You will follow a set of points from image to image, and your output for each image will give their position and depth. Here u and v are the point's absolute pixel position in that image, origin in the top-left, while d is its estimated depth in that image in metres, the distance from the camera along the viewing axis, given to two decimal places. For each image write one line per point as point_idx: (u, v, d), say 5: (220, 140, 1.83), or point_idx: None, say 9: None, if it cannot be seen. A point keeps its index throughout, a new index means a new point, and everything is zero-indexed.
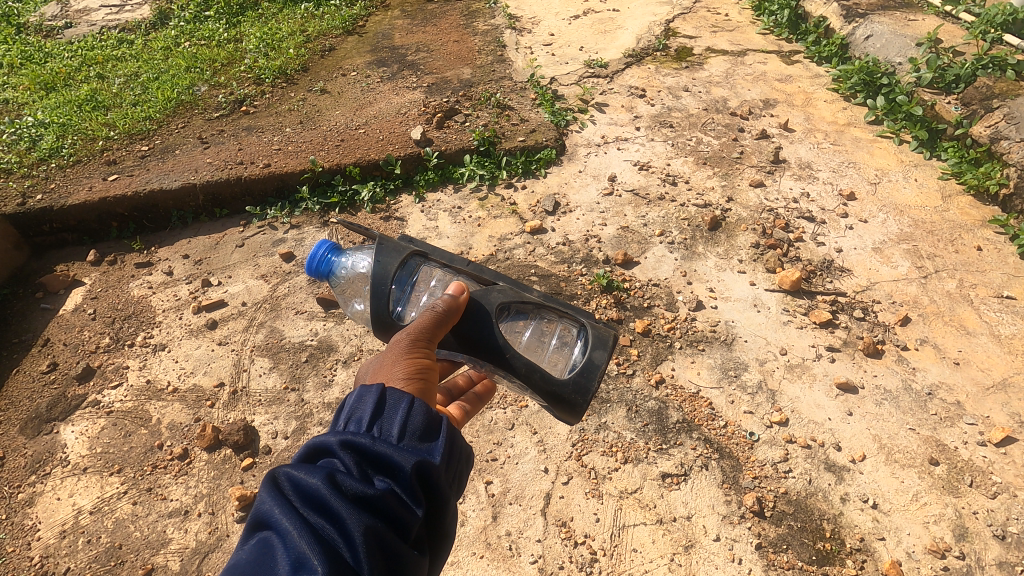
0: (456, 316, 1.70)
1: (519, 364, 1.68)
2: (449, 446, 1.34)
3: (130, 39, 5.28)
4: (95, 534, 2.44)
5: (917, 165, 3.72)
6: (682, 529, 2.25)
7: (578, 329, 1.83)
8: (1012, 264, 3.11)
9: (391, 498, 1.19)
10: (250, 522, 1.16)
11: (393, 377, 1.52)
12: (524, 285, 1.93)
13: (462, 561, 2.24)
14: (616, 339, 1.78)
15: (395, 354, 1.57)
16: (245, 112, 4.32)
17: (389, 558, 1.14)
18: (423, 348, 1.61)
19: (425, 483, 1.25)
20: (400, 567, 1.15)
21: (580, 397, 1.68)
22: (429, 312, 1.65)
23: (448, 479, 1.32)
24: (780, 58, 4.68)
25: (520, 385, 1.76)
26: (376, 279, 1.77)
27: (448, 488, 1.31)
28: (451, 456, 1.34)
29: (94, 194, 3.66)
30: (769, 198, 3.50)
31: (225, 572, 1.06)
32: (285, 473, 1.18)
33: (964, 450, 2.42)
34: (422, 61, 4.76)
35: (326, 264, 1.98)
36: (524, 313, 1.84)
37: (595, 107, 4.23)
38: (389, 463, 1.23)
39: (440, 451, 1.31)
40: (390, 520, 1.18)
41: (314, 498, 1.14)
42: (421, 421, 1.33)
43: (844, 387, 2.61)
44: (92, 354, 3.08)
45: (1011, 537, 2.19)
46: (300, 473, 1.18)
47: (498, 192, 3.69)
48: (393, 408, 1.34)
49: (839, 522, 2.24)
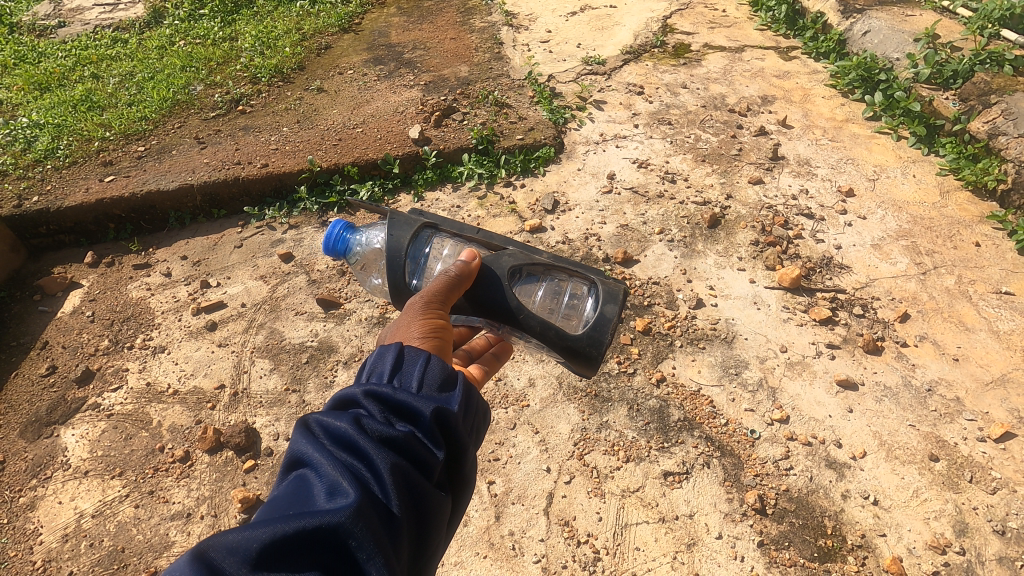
0: (468, 281, 1.77)
1: (534, 323, 1.77)
2: (465, 398, 1.45)
3: (124, 38, 5.24)
4: (97, 538, 2.43)
5: (916, 161, 3.72)
6: (684, 528, 2.26)
7: (589, 286, 1.89)
8: (1010, 260, 3.13)
9: (414, 439, 1.29)
10: (284, 464, 1.26)
11: (410, 337, 1.59)
12: (532, 249, 1.98)
13: (465, 561, 2.24)
14: (626, 293, 1.85)
15: (410, 316, 1.64)
16: (241, 111, 4.29)
17: (413, 491, 1.24)
18: (437, 310, 1.68)
19: (444, 427, 1.36)
20: (424, 501, 1.26)
21: (595, 349, 1.77)
22: (442, 278, 1.72)
23: (465, 427, 1.41)
24: (777, 54, 4.68)
25: (537, 343, 1.85)
26: (390, 252, 1.83)
27: (466, 434, 1.41)
28: (467, 406, 1.45)
29: (91, 195, 3.64)
30: (768, 195, 3.51)
31: (265, 503, 1.16)
32: (315, 417, 1.28)
33: (965, 445, 2.43)
34: (419, 59, 4.74)
35: (342, 242, 2.00)
36: (535, 275, 1.90)
37: (593, 105, 4.23)
38: (410, 410, 1.33)
39: (456, 401, 1.41)
40: (414, 459, 1.28)
41: (343, 438, 1.25)
42: (439, 375, 1.44)
43: (845, 383, 2.61)
44: (92, 357, 3.07)
45: (1010, 533, 2.20)
46: (329, 417, 1.28)
47: (497, 191, 3.68)
48: (411, 363, 1.44)
49: (841, 519, 2.26)
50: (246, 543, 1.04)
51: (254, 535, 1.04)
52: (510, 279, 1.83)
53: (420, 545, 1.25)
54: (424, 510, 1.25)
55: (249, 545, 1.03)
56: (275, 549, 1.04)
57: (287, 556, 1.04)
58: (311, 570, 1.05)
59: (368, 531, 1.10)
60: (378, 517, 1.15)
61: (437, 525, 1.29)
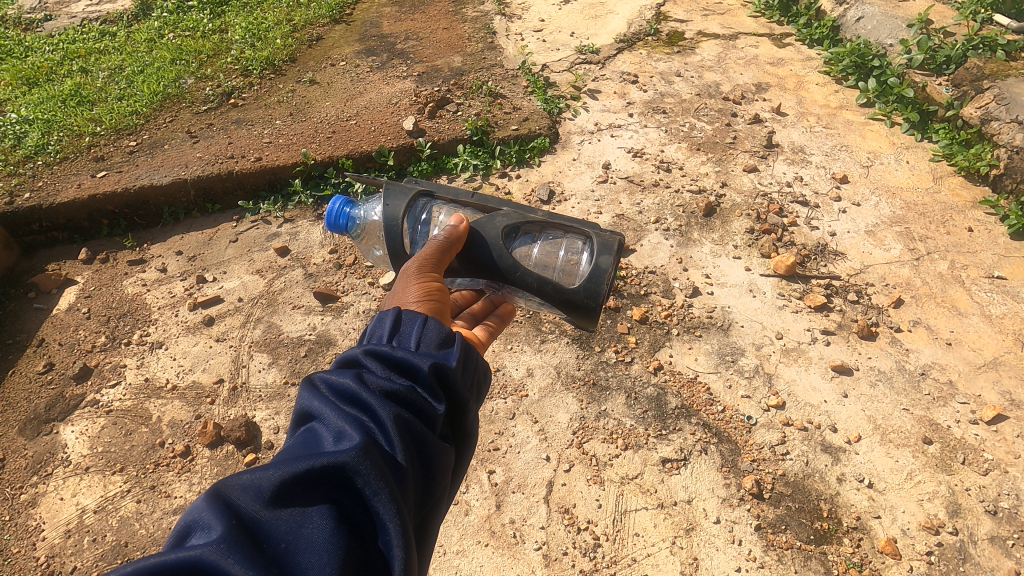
0: (458, 245, 1.82)
1: (530, 280, 1.80)
2: (463, 355, 1.49)
3: (112, 32, 5.17)
4: (100, 533, 2.44)
5: (909, 147, 3.73)
6: (683, 513, 2.29)
7: (585, 241, 1.88)
8: (1003, 244, 3.15)
9: (414, 392, 1.33)
10: (295, 419, 1.32)
11: (407, 300, 1.66)
12: (528, 207, 1.99)
13: (467, 550, 2.27)
14: (621, 243, 1.82)
15: (406, 281, 1.71)
16: (233, 104, 4.26)
17: (416, 439, 1.29)
18: (432, 274, 1.74)
19: (443, 381, 1.40)
20: (428, 448, 1.30)
21: (592, 301, 1.77)
22: (432, 243, 1.78)
23: (464, 382, 1.46)
24: (771, 41, 4.66)
25: (539, 301, 1.89)
26: (387, 222, 1.86)
27: (465, 389, 1.45)
28: (465, 362, 1.49)
29: (83, 191, 3.61)
30: (763, 182, 3.52)
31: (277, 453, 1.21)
32: (320, 376, 1.34)
33: (958, 428, 2.47)
34: (412, 49, 4.71)
35: (344, 218, 2.04)
36: (532, 234, 1.92)
37: (587, 95, 4.21)
38: (409, 365, 1.37)
39: (454, 357, 1.46)
40: (415, 410, 1.32)
41: (346, 393, 1.30)
42: (436, 334, 1.49)
43: (840, 368, 2.64)
44: (89, 354, 3.06)
45: (1002, 513, 2.24)
46: (332, 375, 1.33)
47: (493, 182, 3.68)
48: (409, 324, 1.50)
49: (836, 502, 2.29)
50: (261, 483, 1.10)
51: (266, 476, 1.11)
52: (507, 239, 1.86)
53: (426, 490, 1.29)
54: (427, 457, 1.30)
55: (262, 485, 1.09)
56: (287, 487, 1.10)
57: (298, 494, 1.10)
58: (322, 506, 1.11)
59: (373, 470, 1.15)
60: (383, 458, 1.19)
61: (442, 472, 1.34)
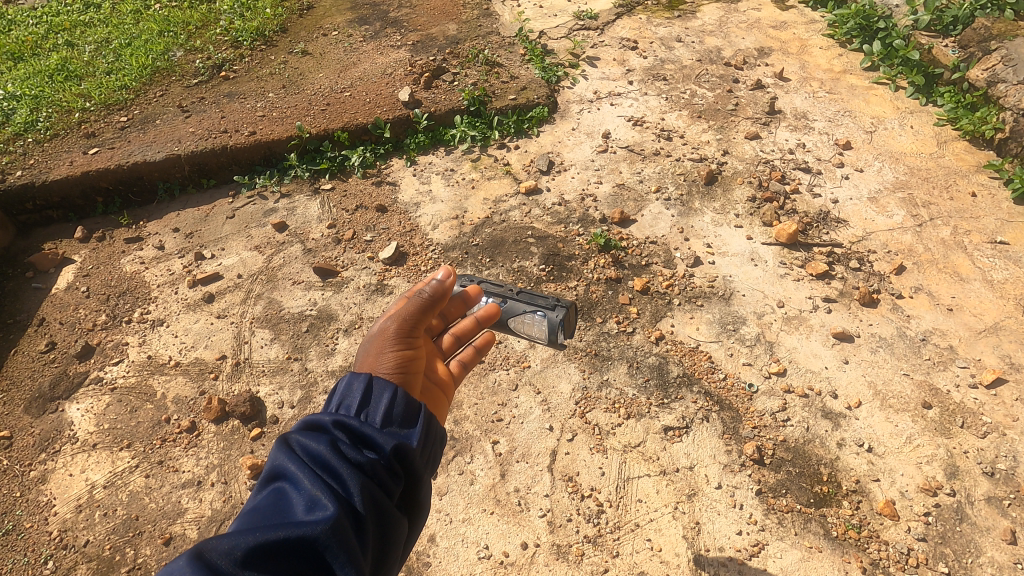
0: (439, 301, 1.80)
1: None
2: (427, 432, 1.49)
3: (97, 3, 5.03)
4: (111, 507, 2.47)
5: (913, 111, 3.67)
6: (685, 479, 2.32)
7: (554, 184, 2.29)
8: (1006, 208, 3.11)
9: (380, 466, 1.34)
10: (262, 480, 1.30)
11: (377, 368, 1.63)
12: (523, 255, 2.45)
13: (473, 518, 2.30)
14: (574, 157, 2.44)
15: (380, 344, 1.68)
16: (224, 77, 4.17)
17: (378, 512, 1.29)
18: (406, 338, 1.71)
19: (404, 461, 1.40)
20: (388, 523, 1.31)
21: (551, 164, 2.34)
22: (414, 299, 1.78)
23: (425, 460, 1.47)
24: (774, 3, 4.55)
25: None
26: None
27: (426, 466, 1.46)
28: (427, 439, 1.49)
29: (76, 169, 3.56)
30: (765, 150, 3.48)
31: (244, 518, 1.21)
32: (293, 436, 1.33)
33: (957, 392, 2.48)
34: (406, 17, 4.59)
35: None
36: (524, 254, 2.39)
37: (586, 62, 4.13)
38: (378, 441, 1.37)
39: (419, 436, 1.46)
40: (379, 484, 1.33)
41: (318, 460, 1.29)
42: (404, 409, 1.48)
43: (841, 336, 2.65)
44: (90, 332, 3.06)
45: (999, 474, 2.27)
46: (305, 437, 1.33)
47: (491, 153, 3.64)
48: (378, 396, 1.49)
49: (836, 466, 2.33)
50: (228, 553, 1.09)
51: (236, 541, 1.11)
52: None
53: (383, 563, 1.30)
54: (384, 529, 1.30)
55: (232, 551, 1.10)
56: (255, 558, 1.11)
57: (264, 566, 1.11)
58: None
59: (341, 545, 1.17)
60: (348, 532, 1.20)
61: (397, 545, 1.34)
